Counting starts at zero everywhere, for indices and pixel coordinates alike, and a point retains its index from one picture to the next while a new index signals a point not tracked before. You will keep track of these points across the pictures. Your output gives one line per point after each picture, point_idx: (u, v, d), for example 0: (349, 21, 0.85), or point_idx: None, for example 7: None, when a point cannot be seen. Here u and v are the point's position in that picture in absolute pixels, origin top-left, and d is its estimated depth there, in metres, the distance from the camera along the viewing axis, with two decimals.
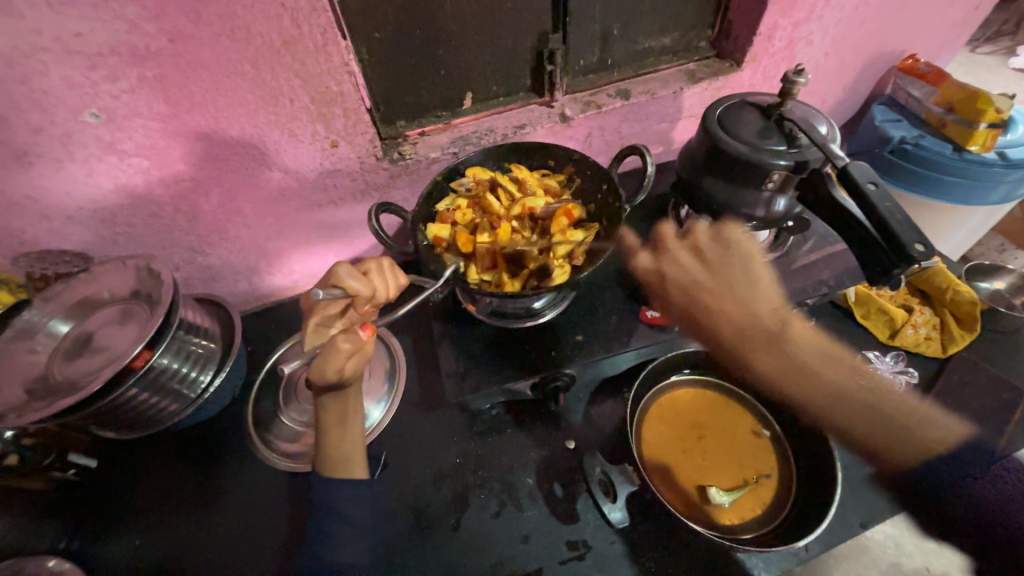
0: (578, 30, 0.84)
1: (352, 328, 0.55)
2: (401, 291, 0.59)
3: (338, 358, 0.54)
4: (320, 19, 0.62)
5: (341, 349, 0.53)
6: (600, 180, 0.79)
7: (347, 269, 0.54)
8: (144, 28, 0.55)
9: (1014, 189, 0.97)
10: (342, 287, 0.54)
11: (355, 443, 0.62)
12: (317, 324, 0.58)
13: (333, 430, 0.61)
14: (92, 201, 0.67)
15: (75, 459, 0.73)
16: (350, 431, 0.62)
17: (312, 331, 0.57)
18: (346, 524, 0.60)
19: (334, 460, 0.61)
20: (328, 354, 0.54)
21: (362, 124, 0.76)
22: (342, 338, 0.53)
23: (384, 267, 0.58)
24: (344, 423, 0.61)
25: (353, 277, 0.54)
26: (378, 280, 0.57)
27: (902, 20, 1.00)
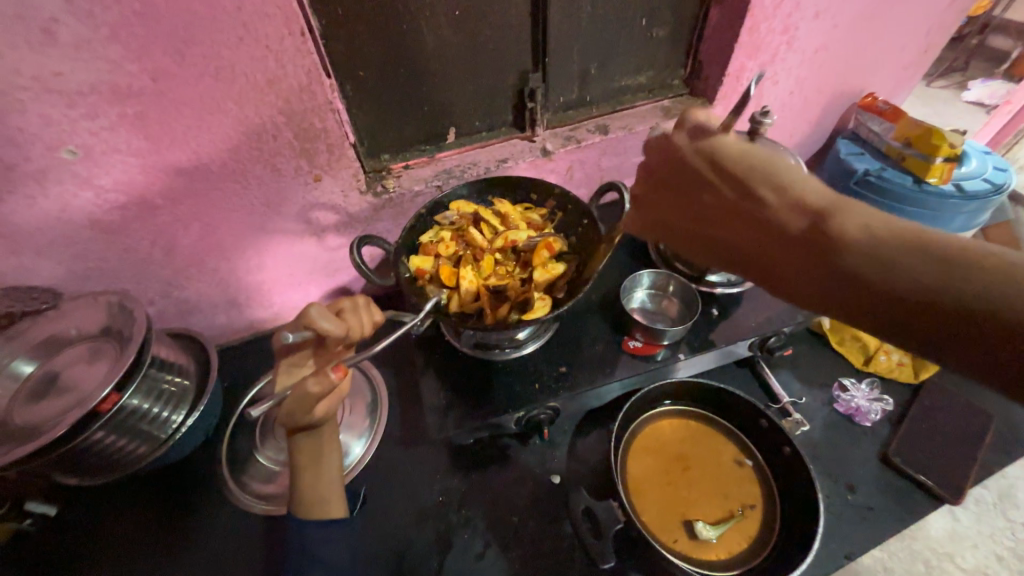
0: (557, 69, 0.88)
1: (323, 369, 0.52)
2: (377, 328, 0.58)
3: (308, 401, 0.52)
4: (305, 60, 0.64)
5: (310, 393, 0.51)
6: (580, 214, 0.81)
7: (317, 309, 0.53)
8: (126, 68, 0.56)
9: (972, 218, 1.02)
10: (313, 328, 0.52)
11: (332, 483, 0.60)
12: (290, 361, 0.58)
13: (308, 469, 0.59)
14: (65, 236, 0.66)
15: (33, 508, 0.70)
16: (325, 470, 0.59)
17: (285, 371, 0.58)
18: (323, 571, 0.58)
19: (310, 503, 0.59)
20: (297, 397, 0.52)
21: (345, 159, 0.77)
22: (311, 381, 0.51)
23: (358, 304, 0.58)
24: (318, 463, 0.59)
25: (325, 318, 0.53)
26: (352, 318, 0.56)
27: (859, 62, 1.07)
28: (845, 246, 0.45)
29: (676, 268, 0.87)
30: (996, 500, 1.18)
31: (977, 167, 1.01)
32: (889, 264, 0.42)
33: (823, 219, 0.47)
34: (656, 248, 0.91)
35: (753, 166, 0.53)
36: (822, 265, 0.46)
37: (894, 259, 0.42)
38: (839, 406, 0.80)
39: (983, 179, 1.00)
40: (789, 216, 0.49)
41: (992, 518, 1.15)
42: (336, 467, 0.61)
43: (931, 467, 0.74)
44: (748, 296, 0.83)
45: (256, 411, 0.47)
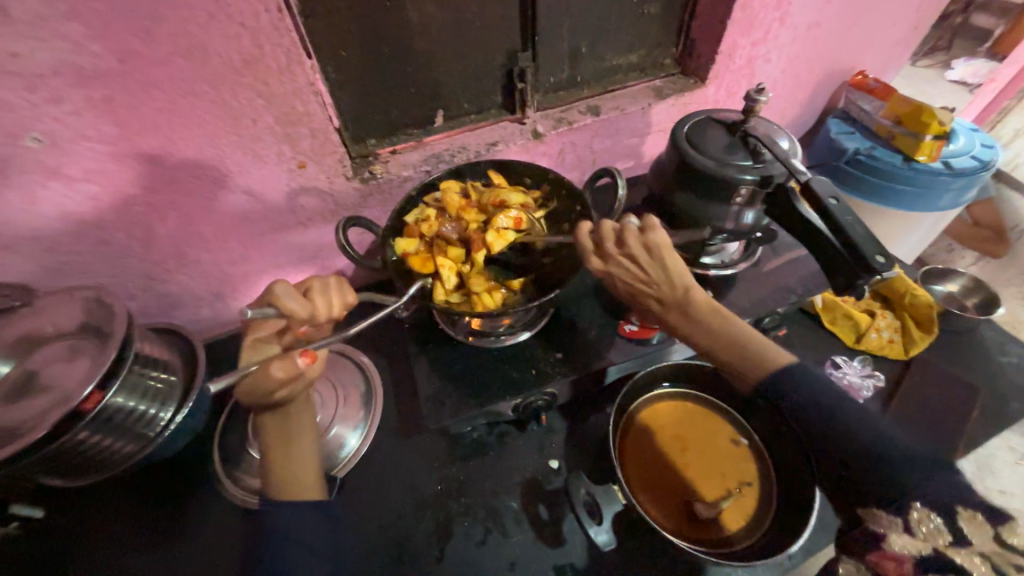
0: (547, 48, 0.85)
1: (289, 353, 0.53)
2: (348, 310, 0.57)
3: (269, 384, 0.53)
4: (283, 39, 0.60)
5: (272, 376, 0.52)
6: (573, 200, 0.80)
7: (286, 289, 0.52)
8: (89, 48, 0.52)
9: (959, 196, 1.03)
10: (278, 306, 0.52)
11: (304, 462, 0.62)
12: (257, 338, 0.58)
13: (277, 449, 0.61)
14: (34, 229, 0.63)
15: (19, 511, 0.67)
16: (294, 450, 0.62)
17: (250, 346, 0.58)
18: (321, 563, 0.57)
19: (282, 483, 0.60)
20: (259, 378, 0.52)
21: (330, 144, 0.74)
22: (275, 364, 0.52)
23: (330, 284, 0.56)
24: (288, 443, 0.61)
25: (291, 298, 0.53)
26: (321, 300, 0.55)
27: (850, 39, 1.06)
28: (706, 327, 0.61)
29: None
30: None
31: (965, 144, 1.01)
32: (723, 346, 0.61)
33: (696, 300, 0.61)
34: None
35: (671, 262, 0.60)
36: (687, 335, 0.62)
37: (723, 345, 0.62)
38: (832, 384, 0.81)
39: (971, 156, 1.00)
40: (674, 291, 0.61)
41: None
42: (308, 449, 0.63)
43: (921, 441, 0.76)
44: (742, 276, 0.83)
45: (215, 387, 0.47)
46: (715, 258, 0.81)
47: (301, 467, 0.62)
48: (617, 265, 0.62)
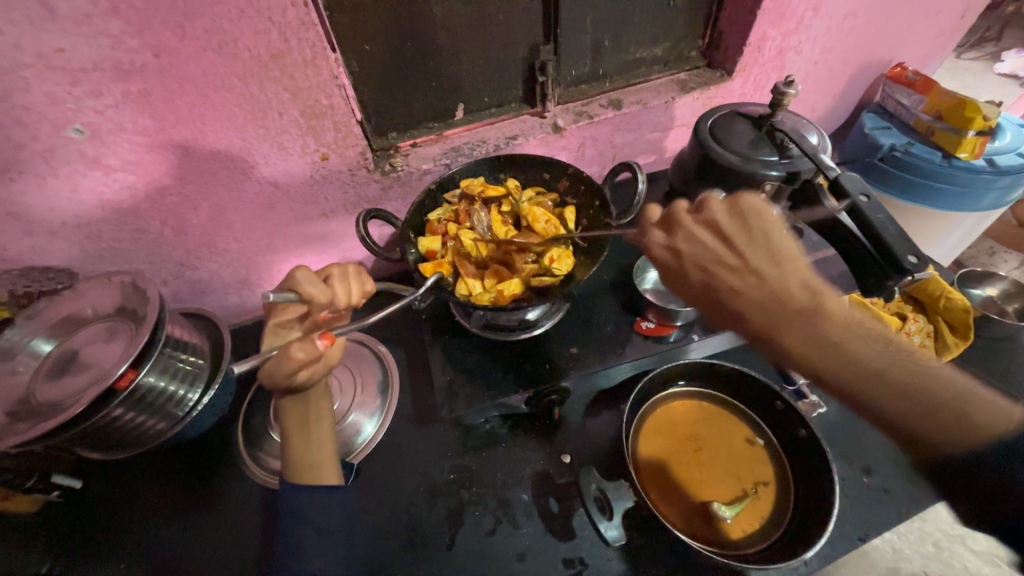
0: (569, 41, 0.85)
1: (309, 336, 0.53)
2: (366, 298, 0.58)
3: (287, 366, 0.52)
4: (309, 33, 0.62)
5: (292, 357, 0.52)
6: (591, 195, 0.79)
7: (306, 275, 0.54)
8: (128, 43, 0.55)
9: (1003, 195, 0.98)
10: (298, 291, 0.53)
11: (322, 449, 0.63)
12: (278, 324, 0.59)
13: (296, 434, 0.62)
14: (77, 216, 0.66)
15: (60, 481, 0.70)
16: (313, 435, 0.63)
17: (271, 331, 0.59)
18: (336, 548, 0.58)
19: (301, 468, 0.62)
20: (278, 361, 0.52)
21: (352, 137, 0.75)
22: (296, 345, 0.52)
23: (350, 272, 0.57)
24: (307, 429, 0.62)
25: (311, 283, 0.54)
26: (340, 285, 0.56)
27: (889, 29, 1.01)
28: (843, 339, 0.54)
29: None
30: None
31: (1012, 141, 0.96)
32: (851, 370, 0.53)
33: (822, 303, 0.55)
34: None
35: (773, 240, 0.56)
36: (818, 349, 0.54)
37: (866, 374, 0.53)
38: None
39: (1018, 153, 0.95)
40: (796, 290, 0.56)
41: None
42: (326, 435, 0.64)
43: None
44: None
45: (237, 367, 0.47)
46: None
47: (319, 453, 0.63)
48: (699, 241, 0.58)
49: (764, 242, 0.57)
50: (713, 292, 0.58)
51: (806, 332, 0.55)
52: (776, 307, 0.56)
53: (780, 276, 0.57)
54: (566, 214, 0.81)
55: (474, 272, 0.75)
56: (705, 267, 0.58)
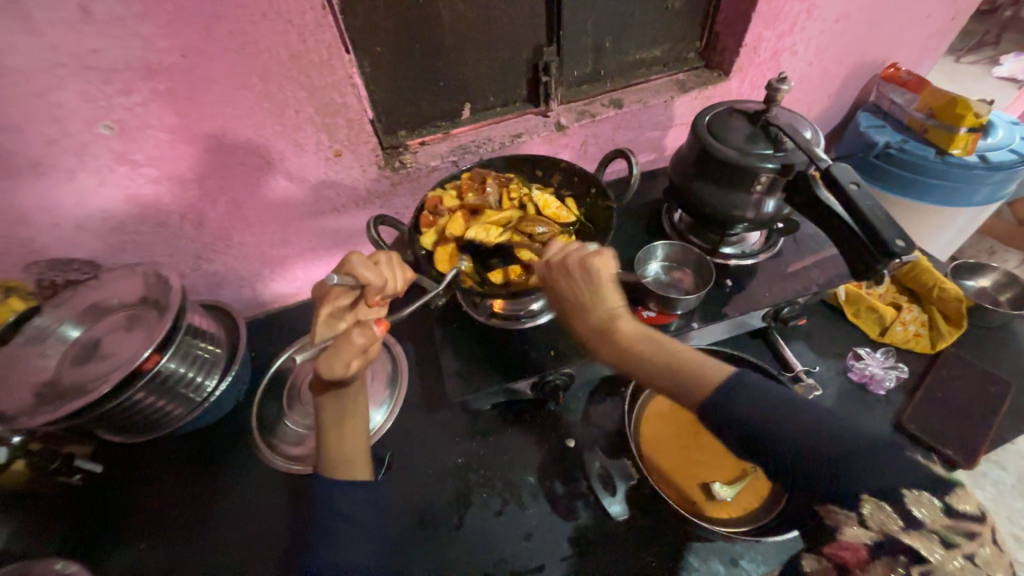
0: (571, 43, 0.88)
1: (366, 322, 0.55)
2: (409, 285, 0.59)
3: (347, 352, 0.54)
4: (325, 34, 0.65)
5: (353, 342, 0.54)
6: (587, 185, 0.83)
7: (360, 258, 0.54)
8: (157, 44, 0.58)
9: (996, 191, 1.01)
10: (353, 276, 0.53)
11: (356, 446, 0.65)
12: (327, 314, 0.57)
13: (333, 430, 0.63)
14: (103, 210, 0.69)
15: (81, 464, 0.74)
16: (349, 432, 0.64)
17: (323, 320, 0.56)
18: (350, 526, 0.60)
19: (337, 462, 0.64)
20: (338, 347, 0.54)
21: (364, 134, 0.79)
22: (357, 331, 0.54)
23: (395, 259, 0.58)
24: (341, 427, 0.64)
25: (366, 268, 0.54)
26: (388, 271, 0.57)
27: (881, 31, 1.04)
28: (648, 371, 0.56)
29: (690, 241, 0.87)
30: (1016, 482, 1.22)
31: (1004, 138, 0.99)
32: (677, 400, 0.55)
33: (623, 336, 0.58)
34: (669, 219, 0.92)
35: (602, 281, 0.61)
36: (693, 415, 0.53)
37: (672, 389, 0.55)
38: (853, 375, 0.81)
39: (1010, 149, 0.98)
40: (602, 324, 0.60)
41: (1010, 499, 1.18)
42: (359, 433, 0.65)
43: (946, 435, 0.74)
44: (764, 267, 0.83)
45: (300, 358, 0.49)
46: (735, 248, 0.85)
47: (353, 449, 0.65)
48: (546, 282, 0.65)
49: (593, 289, 0.61)
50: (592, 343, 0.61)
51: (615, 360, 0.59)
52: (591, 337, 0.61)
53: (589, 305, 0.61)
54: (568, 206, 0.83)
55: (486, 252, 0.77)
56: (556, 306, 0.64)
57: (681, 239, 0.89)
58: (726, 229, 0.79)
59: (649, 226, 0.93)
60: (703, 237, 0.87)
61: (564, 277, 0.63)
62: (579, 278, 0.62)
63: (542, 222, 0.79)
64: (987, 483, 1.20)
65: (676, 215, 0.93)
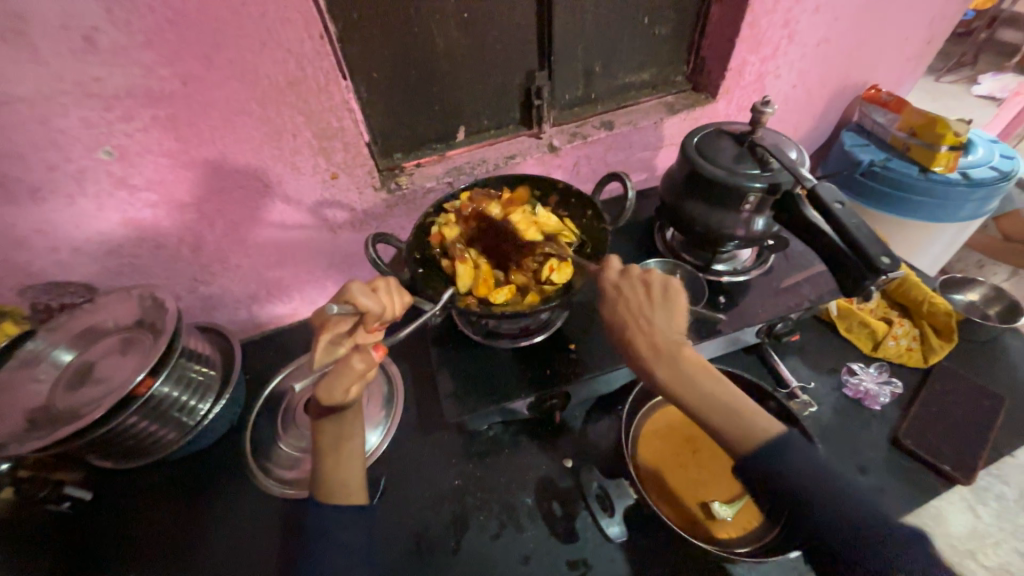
0: (562, 68, 0.91)
1: (364, 347, 0.55)
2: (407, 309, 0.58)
3: (347, 377, 0.54)
4: (323, 62, 0.67)
5: (353, 368, 0.54)
6: (584, 207, 0.85)
7: (359, 287, 0.54)
8: (159, 72, 0.60)
9: (980, 206, 1.03)
10: (353, 303, 0.54)
11: (353, 469, 0.63)
12: (328, 341, 0.55)
13: (330, 454, 0.62)
14: (101, 233, 0.70)
15: (71, 492, 0.72)
16: (347, 454, 0.63)
17: (322, 348, 0.55)
18: (341, 553, 0.60)
19: (333, 487, 0.62)
20: (338, 372, 0.54)
21: (360, 157, 0.80)
22: (357, 356, 0.54)
23: (393, 284, 0.59)
24: (340, 448, 0.62)
25: (365, 294, 0.54)
26: (386, 298, 0.57)
27: (861, 54, 1.08)
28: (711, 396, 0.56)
29: (683, 259, 0.89)
30: (1017, 497, 1.21)
31: (984, 155, 1.01)
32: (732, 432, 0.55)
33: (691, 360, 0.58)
34: (662, 237, 0.94)
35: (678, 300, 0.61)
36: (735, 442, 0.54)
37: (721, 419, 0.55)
38: (847, 390, 0.81)
39: (990, 166, 1.00)
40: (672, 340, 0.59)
41: (1012, 515, 1.18)
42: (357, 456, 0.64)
43: (943, 450, 0.74)
44: (756, 283, 0.84)
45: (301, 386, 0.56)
46: (727, 265, 0.86)
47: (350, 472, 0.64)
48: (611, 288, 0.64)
49: (669, 304, 0.61)
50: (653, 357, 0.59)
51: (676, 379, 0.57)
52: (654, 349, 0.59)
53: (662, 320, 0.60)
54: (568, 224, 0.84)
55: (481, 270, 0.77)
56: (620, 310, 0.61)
57: (674, 257, 0.90)
58: (718, 246, 0.80)
59: (642, 244, 0.95)
60: (696, 255, 0.88)
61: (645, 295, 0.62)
62: (662, 304, 0.61)
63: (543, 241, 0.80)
64: (989, 498, 1.20)
65: (668, 233, 0.95)
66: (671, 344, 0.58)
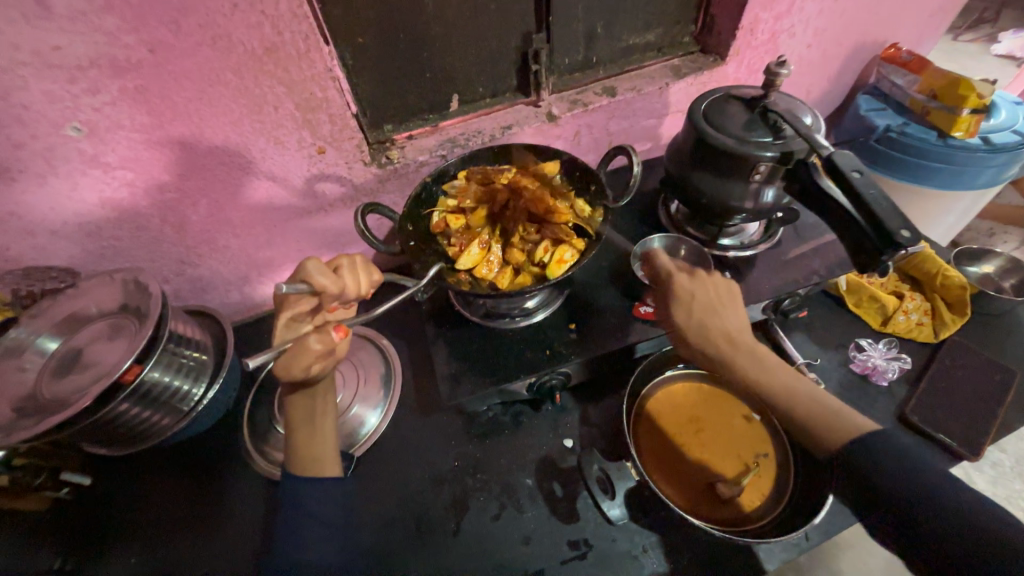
0: (562, 29, 0.85)
1: (324, 327, 0.53)
2: (375, 288, 0.56)
3: (306, 357, 0.52)
4: (302, 25, 0.62)
5: (310, 348, 0.52)
6: (588, 180, 0.78)
7: (316, 265, 0.51)
8: (123, 40, 0.55)
9: (1000, 172, 0.99)
10: (309, 282, 0.50)
11: (326, 443, 0.64)
12: (288, 317, 0.55)
13: (302, 428, 0.63)
14: (77, 215, 0.67)
15: (68, 478, 0.72)
16: (317, 428, 0.63)
17: (284, 324, 0.55)
18: (316, 524, 0.59)
19: (302, 460, 0.62)
20: (294, 352, 0.52)
21: (348, 130, 0.76)
22: (314, 336, 0.52)
23: (358, 262, 0.55)
24: (312, 422, 0.63)
25: (321, 273, 0.51)
26: (350, 276, 0.54)
27: (882, 10, 1.01)
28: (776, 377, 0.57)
29: (687, 233, 0.85)
30: (1014, 464, 1.23)
31: (1007, 119, 0.96)
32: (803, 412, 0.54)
33: (752, 345, 0.59)
34: (666, 211, 0.90)
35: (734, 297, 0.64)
36: (811, 415, 0.53)
37: (802, 399, 0.54)
38: (855, 366, 0.80)
39: (1013, 130, 0.95)
40: (737, 329, 0.61)
41: (1008, 480, 1.20)
42: (329, 429, 0.65)
43: (951, 425, 0.73)
44: (764, 257, 0.80)
45: (252, 363, 0.43)
46: (734, 238, 0.83)
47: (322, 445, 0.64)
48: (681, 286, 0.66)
49: (728, 299, 0.64)
50: (724, 339, 0.60)
51: (750, 360, 0.58)
52: (722, 332, 0.61)
53: (732, 312, 0.62)
54: (577, 205, 0.78)
55: (481, 255, 0.76)
56: (694, 309, 0.63)
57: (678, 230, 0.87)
58: (724, 220, 0.77)
59: (645, 218, 0.91)
60: (701, 228, 0.85)
61: (712, 297, 0.64)
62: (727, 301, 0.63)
63: (550, 227, 0.77)
64: (988, 465, 1.22)
65: (673, 206, 0.90)
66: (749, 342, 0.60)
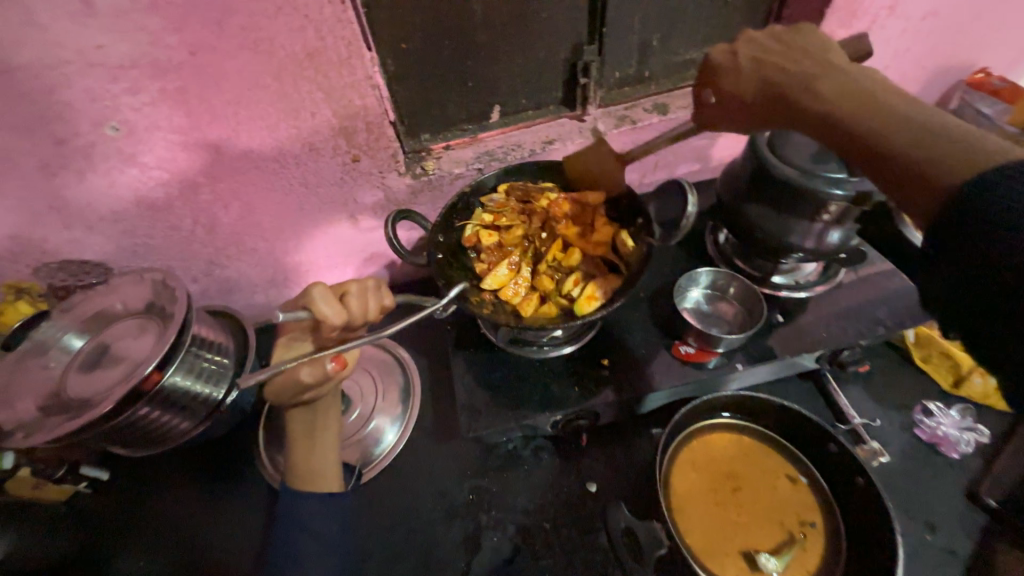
0: (615, 41, 0.79)
1: (320, 358, 0.54)
2: (384, 314, 0.56)
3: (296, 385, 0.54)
4: (345, 30, 0.59)
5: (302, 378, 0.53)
6: (634, 211, 0.72)
7: (322, 293, 0.52)
8: (166, 40, 0.53)
9: None
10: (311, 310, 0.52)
11: (327, 458, 0.61)
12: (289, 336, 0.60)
13: (301, 442, 0.60)
14: (113, 212, 0.66)
15: (87, 472, 0.73)
16: (317, 444, 0.60)
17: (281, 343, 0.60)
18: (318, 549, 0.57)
19: (303, 474, 0.60)
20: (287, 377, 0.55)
21: (385, 139, 0.73)
22: (307, 368, 0.53)
23: (368, 287, 0.56)
24: (312, 436, 0.60)
25: (326, 302, 0.52)
26: (357, 302, 0.54)
27: (975, 30, 0.91)
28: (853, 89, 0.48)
29: (736, 266, 0.79)
30: None
31: None
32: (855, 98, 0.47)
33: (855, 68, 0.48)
34: (714, 240, 0.83)
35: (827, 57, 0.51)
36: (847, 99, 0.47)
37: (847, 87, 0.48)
38: (921, 432, 0.71)
39: None
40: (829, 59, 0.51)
41: None
42: (332, 445, 0.61)
43: None
44: (821, 299, 0.74)
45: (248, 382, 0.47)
46: (787, 277, 0.77)
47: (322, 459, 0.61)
48: None
49: (798, 49, 0.53)
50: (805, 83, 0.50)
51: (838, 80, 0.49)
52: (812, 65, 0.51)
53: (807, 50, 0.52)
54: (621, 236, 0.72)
55: (509, 275, 0.72)
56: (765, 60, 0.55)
57: (726, 263, 0.80)
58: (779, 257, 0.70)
59: (690, 246, 0.84)
60: (752, 262, 0.78)
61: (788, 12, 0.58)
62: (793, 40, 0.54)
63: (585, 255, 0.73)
64: None
65: (721, 235, 0.84)
66: (866, 88, 0.47)
